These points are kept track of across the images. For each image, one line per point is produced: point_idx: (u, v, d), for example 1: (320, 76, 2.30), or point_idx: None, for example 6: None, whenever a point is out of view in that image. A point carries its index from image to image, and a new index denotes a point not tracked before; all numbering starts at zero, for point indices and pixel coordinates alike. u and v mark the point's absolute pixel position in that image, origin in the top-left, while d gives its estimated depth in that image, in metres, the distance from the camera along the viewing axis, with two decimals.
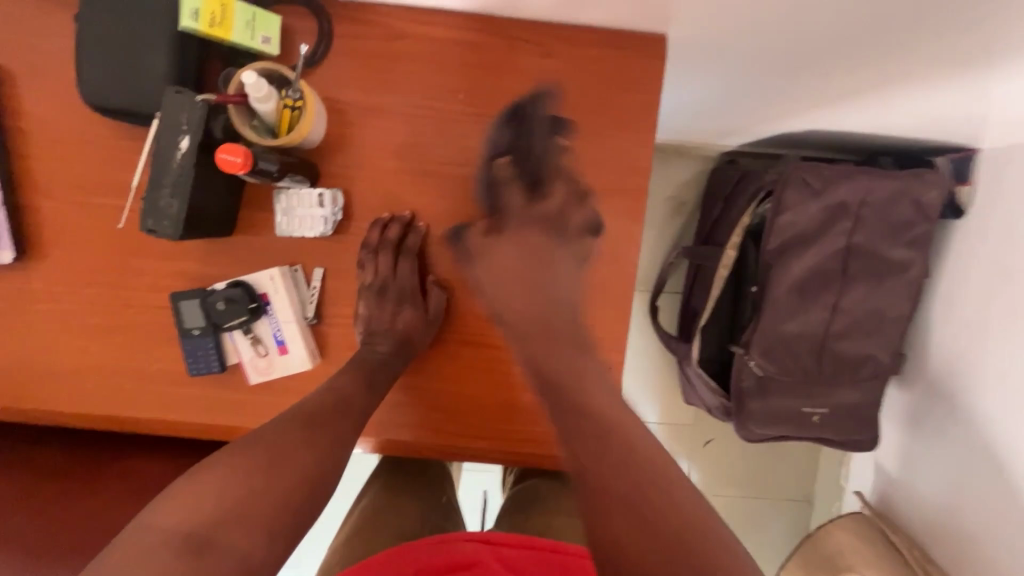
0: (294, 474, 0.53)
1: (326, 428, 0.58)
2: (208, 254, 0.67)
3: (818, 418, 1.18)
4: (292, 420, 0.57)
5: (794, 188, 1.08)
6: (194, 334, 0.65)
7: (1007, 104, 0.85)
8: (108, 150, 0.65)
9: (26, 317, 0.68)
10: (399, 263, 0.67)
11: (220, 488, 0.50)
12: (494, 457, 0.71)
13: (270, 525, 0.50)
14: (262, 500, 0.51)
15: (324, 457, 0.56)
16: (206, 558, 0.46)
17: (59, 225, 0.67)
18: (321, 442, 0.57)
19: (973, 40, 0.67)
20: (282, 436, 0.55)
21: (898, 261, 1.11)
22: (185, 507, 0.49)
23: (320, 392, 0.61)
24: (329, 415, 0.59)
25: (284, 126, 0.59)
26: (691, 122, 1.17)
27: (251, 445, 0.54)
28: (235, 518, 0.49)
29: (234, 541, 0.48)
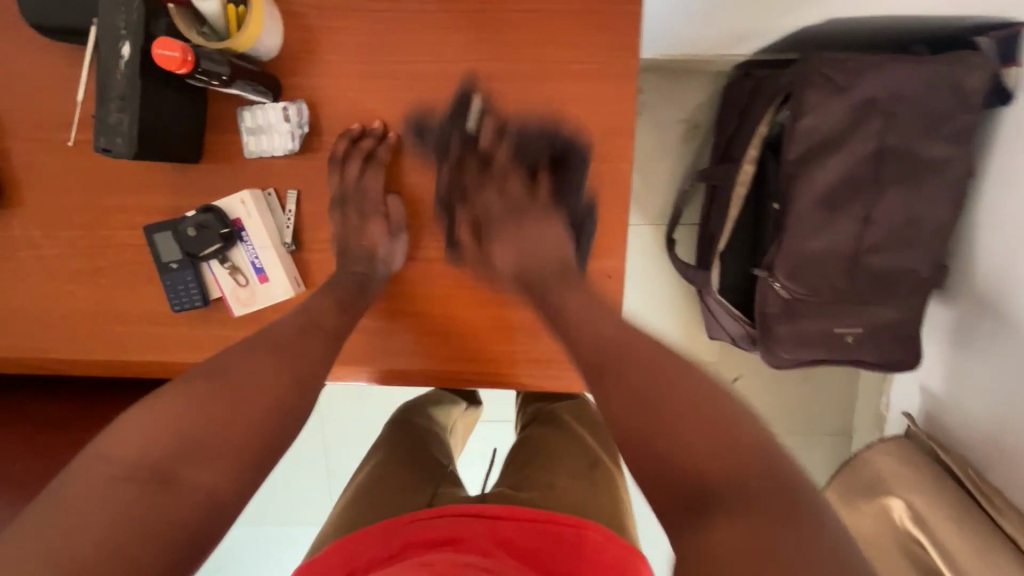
0: (255, 408, 0.54)
1: (296, 357, 0.58)
2: (179, 185, 0.64)
3: (852, 339, 1.11)
4: (261, 347, 0.58)
5: (815, 88, 0.98)
6: (173, 269, 0.63)
7: None
8: (64, 82, 0.62)
9: (11, 266, 0.67)
10: (367, 173, 0.62)
11: (178, 420, 0.51)
12: (491, 381, 0.67)
13: (232, 457, 0.51)
14: (221, 433, 0.51)
15: (287, 391, 0.56)
16: (171, 488, 0.47)
17: (30, 167, 0.65)
18: (290, 372, 0.57)
19: None
20: (241, 370, 0.56)
21: (936, 159, 1.01)
22: (141, 438, 0.49)
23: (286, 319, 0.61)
24: (299, 340, 0.59)
25: (233, 27, 0.54)
26: (696, 28, 1.07)
27: (211, 378, 0.55)
28: (195, 451, 0.50)
29: (195, 473, 0.49)
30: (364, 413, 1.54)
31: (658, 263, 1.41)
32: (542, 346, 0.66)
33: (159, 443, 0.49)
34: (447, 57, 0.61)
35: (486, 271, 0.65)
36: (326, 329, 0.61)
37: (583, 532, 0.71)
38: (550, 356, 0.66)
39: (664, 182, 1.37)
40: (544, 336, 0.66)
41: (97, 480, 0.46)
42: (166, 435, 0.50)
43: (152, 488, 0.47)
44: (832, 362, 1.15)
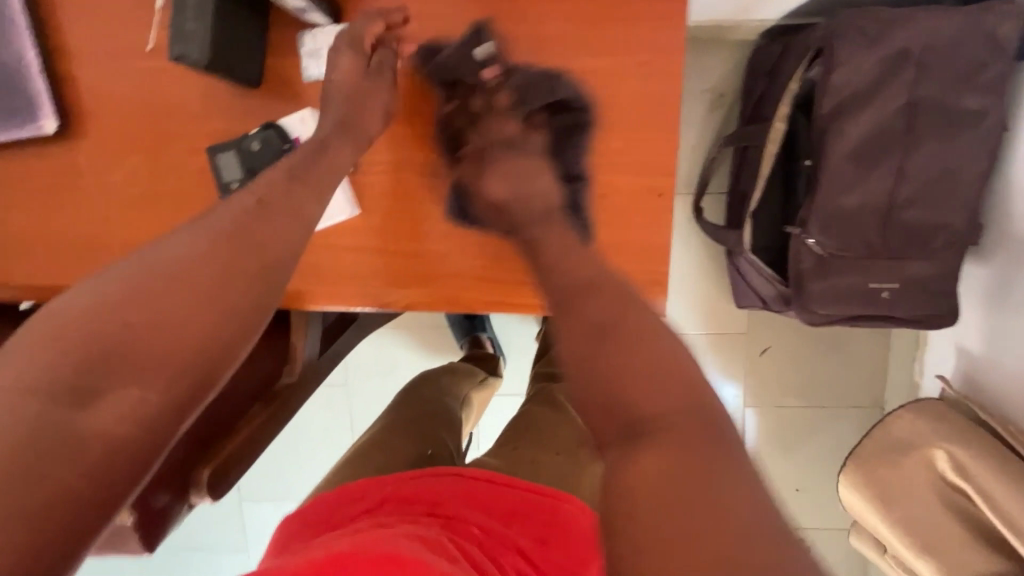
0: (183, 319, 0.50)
1: (217, 267, 0.53)
2: (239, 110, 0.66)
3: (887, 295, 1.10)
4: (182, 256, 0.52)
5: (848, 40, 0.99)
6: (234, 188, 0.65)
7: None
8: (134, 9, 0.65)
9: (73, 190, 0.69)
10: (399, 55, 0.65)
11: (94, 330, 0.47)
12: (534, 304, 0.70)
13: (162, 369, 0.49)
14: (149, 346, 0.49)
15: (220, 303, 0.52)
16: (92, 405, 0.45)
17: (95, 93, 0.67)
18: (205, 288, 0.52)
19: None
20: (164, 277, 0.51)
21: (971, 110, 1.01)
22: (57, 347, 0.46)
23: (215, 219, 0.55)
24: (226, 249, 0.54)
25: None
26: None
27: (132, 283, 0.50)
28: (118, 364, 0.47)
29: (122, 385, 0.47)
30: (388, 386, 1.55)
31: (685, 233, 1.42)
32: None
33: (77, 353, 0.47)
34: None
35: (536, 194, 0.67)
36: (261, 236, 0.55)
37: (561, 502, 0.73)
38: None
39: (690, 151, 1.38)
40: (592, 259, 0.68)
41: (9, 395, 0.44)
42: (84, 344, 0.47)
43: (77, 402, 0.45)
44: (866, 320, 1.14)
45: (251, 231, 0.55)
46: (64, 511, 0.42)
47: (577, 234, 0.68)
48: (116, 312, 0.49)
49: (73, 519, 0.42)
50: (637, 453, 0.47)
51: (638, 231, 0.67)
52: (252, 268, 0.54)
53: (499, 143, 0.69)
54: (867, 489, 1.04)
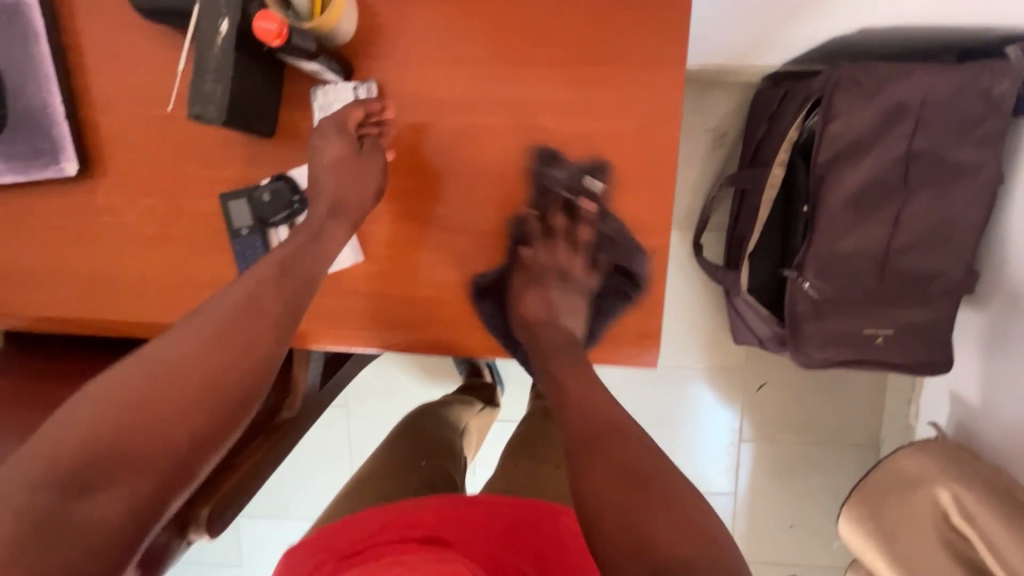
0: (178, 417, 0.53)
1: (226, 361, 0.57)
2: (252, 159, 0.69)
3: (882, 341, 1.11)
4: (199, 344, 0.57)
5: (845, 92, 1.02)
6: (243, 234, 0.68)
7: None
8: (156, 62, 0.68)
9: (91, 230, 0.72)
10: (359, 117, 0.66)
11: (93, 431, 0.50)
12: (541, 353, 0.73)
13: (154, 465, 0.51)
14: (143, 444, 0.51)
15: (211, 401, 0.55)
16: (95, 495, 0.48)
17: (116, 139, 0.70)
18: (216, 382, 0.56)
19: None
20: (156, 380, 0.54)
21: (967, 163, 1.02)
22: (64, 442, 0.49)
23: (209, 320, 0.59)
24: (231, 339, 0.58)
25: (317, 11, 0.61)
26: (728, 37, 1.12)
27: (126, 385, 0.53)
28: (113, 461, 0.50)
29: (115, 481, 0.49)
30: (388, 409, 1.56)
31: (685, 268, 1.44)
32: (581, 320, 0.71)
33: (75, 453, 0.49)
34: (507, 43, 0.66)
35: None
36: (253, 331, 0.59)
37: (561, 516, 0.72)
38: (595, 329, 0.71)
39: (692, 188, 1.41)
40: None
41: (11, 494, 0.46)
42: (78, 444, 0.49)
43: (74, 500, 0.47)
44: (861, 364, 1.15)
45: (240, 327, 0.58)
46: None
47: None
48: (111, 414, 0.51)
49: None
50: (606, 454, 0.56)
51: (632, 285, 0.69)
52: (243, 367, 0.57)
53: (551, 252, 0.73)
54: (866, 529, 1.01)
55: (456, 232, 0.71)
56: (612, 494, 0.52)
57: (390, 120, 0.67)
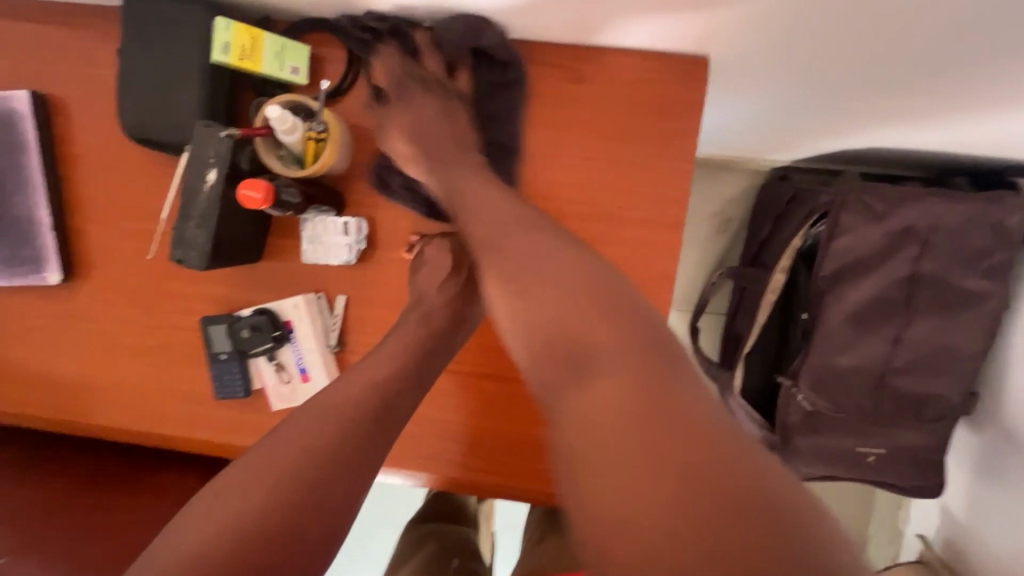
0: (290, 562, 0.41)
1: (353, 435, 0.49)
2: (237, 281, 0.68)
3: (873, 459, 1.09)
4: (322, 418, 0.49)
5: (851, 211, 0.99)
6: (222, 359, 0.66)
7: None
8: (148, 177, 0.67)
9: (71, 334, 0.71)
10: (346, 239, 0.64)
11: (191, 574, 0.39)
12: (534, 498, 0.68)
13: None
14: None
15: (330, 521, 0.44)
16: None
17: (103, 247, 0.69)
18: (342, 459, 0.47)
19: None
20: (255, 511, 0.42)
21: (970, 291, 1.00)
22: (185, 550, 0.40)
23: (316, 422, 0.48)
24: (357, 417, 0.50)
25: (309, 157, 0.58)
26: (738, 139, 1.09)
27: (215, 520, 0.42)
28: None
29: None
30: None
31: None
32: None
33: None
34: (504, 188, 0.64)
35: (518, 391, 0.67)
36: (361, 444, 0.49)
37: None
38: None
39: (693, 271, 1.39)
40: None
41: None
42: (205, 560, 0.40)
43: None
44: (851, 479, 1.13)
45: (350, 437, 0.48)
46: None
47: (555, 434, 0.67)
48: (208, 561, 0.40)
49: None
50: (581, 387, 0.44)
51: None
52: (351, 481, 0.46)
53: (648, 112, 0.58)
54: None
55: None
56: (597, 431, 0.42)
57: (378, 253, 0.66)
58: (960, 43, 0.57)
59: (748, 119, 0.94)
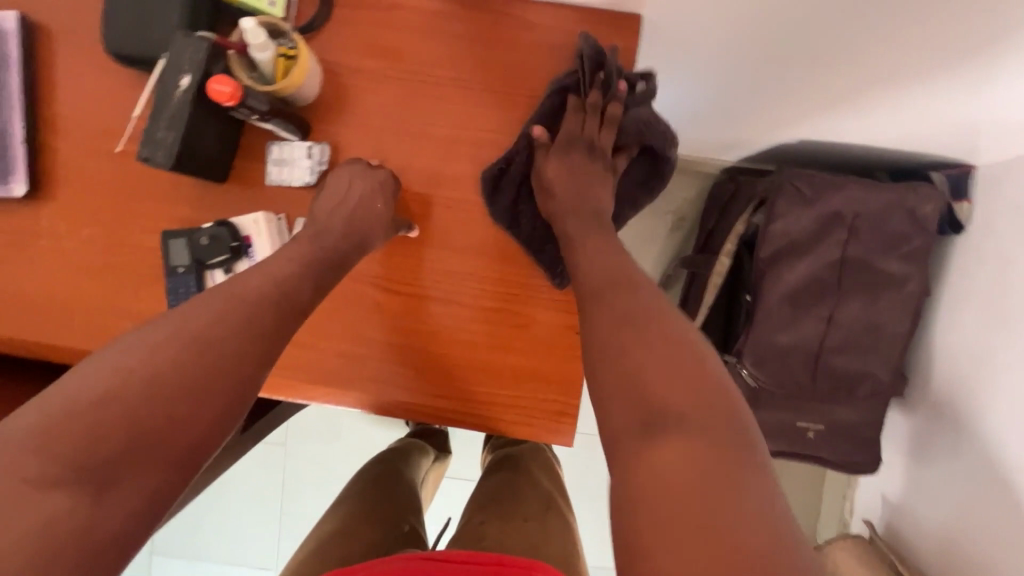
0: (205, 402, 0.48)
1: (265, 316, 0.55)
2: (200, 202, 0.71)
3: (814, 434, 1.14)
4: (234, 299, 0.54)
5: (786, 197, 1.09)
6: (179, 272, 0.68)
7: (1004, 110, 0.83)
8: (124, 100, 0.71)
9: (28, 250, 0.72)
10: (308, 161, 0.69)
11: (103, 409, 0.44)
12: (473, 423, 0.72)
13: (192, 427, 0.47)
14: (157, 432, 0.46)
15: (244, 381, 0.51)
16: (127, 455, 0.44)
17: (72, 165, 0.72)
18: (257, 334, 0.54)
19: (960, 24, 0.66)
20: (165, 362, 0.48)
21: (894, 273, 1.09)
22: (97, 389, 0.45)
23: (229, 302, 0.54)
24: (264, 306, 0.55)
25: (279, 74, 0.63)
26: (687, 132, 1.19)
27: (117, 369, 0.47)
28: (126, 453, 0.44)
29: (155, 437, 0.46)
30: (326, 453, 1.51)
31: None
32: (507, 393, 0.71)
33: (76, 445, 0.43)
34: (458, 123, 0.70)
35: (465, 316, 0.71)
36: (267, 329, 0.55)
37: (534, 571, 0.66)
38: (532, 406, 0.71)
39: (649, 265, 1.47)
40: (508, 385, 0.71)
41: (20, 460, 0.41)
42: (122, 398, 0.45)
43: (90, 495, 0.42)
44: (793, 455, 1.17)
45: (265, 313, 0.55)
46: (105, 550, 0.42)
47: (499, 358, 0.71)
48: (110, 399, 0.45)
49: (118, 554, 0.43)
50: (655, 438, 0.46)
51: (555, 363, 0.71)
52: (264, 352, 0.54)
53: (566, 139, 0.69)
54: None
55: (389, 292, 0.71)
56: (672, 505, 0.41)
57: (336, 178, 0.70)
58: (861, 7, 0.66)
59: (691, 105, 1.04)
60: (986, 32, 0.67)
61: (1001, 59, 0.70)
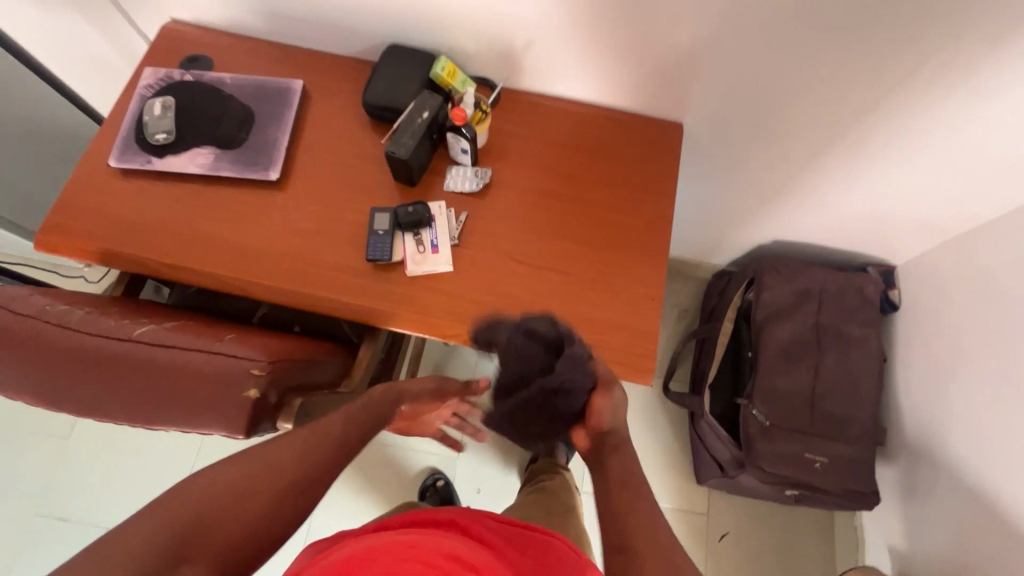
0: (269, 509, 0.68)
1: (326, 451, 0.77)
2: (395, 197, 1.03)
3: (820, 465, 1.34)
4: (311, 435, 0.78)
5: (769, 275, 1.48)
6: (379, 233, 0.98)
7: (907, 205, 1.28)
8: (353, 133, 1.08)
9: (262, 217, 1.01)
10: (477, 177, 1.05)
11: (203, 501, 0.65)
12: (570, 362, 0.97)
13: (255, 525, 0.66)
14: (231, 525, 0.65)
15: (298, 497, 0.71)
16: (209, 538, 0.63)
17: (307, 167, 1.05)
18: (317, 461, 0.75)
19: (867, 143, 1.14)
20: (250, 474, 0.69)
21: (856, 335, 1.44)
22: (206, 486, 0.66)
23: (304, 437, 0.77)
24: (330, 443, 0.78)
25: (476, 120, 1.02)
26: (692, 233, 1.62)
27: (221, 476, 0.68)
28: (207, 535, 0.63)
29: (228, 529, 0.65)
30: (359, 507, 1.57)
31: (653, 410, 1.68)
32: (602, 341, 0.97)
33: (179, 522, 0.62)
34: (572, 169, 1.09)
35: (575, 284, 1.00)
36: (324, 461, 0.76)
37: (554, 539, 0.81)
38: (619, 351, 0.96)
39: (661, 346, 1.77)
40: (604, 335, 0.97)
41: (142, 528, 0.60)
42: (217, 495, 0.66)
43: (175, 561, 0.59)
44: (806, 488, 1.35)
45: (328, 448, 0.77)
46: None
47: (597, 316, 0.98)
48: (208, 496, 0.65)
49: None
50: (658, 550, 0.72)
51: (637, 321, 0.98)
52: (318, 479, 0.74)
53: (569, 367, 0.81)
54: None
55: (520, 263, 1.01)
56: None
57: (489, 191, 1.05)
58: (807, 127, 1.13)
59: (695, 205, 1.49)
60: (883, 148, 1.14)
61: (900, 166, 1.17)
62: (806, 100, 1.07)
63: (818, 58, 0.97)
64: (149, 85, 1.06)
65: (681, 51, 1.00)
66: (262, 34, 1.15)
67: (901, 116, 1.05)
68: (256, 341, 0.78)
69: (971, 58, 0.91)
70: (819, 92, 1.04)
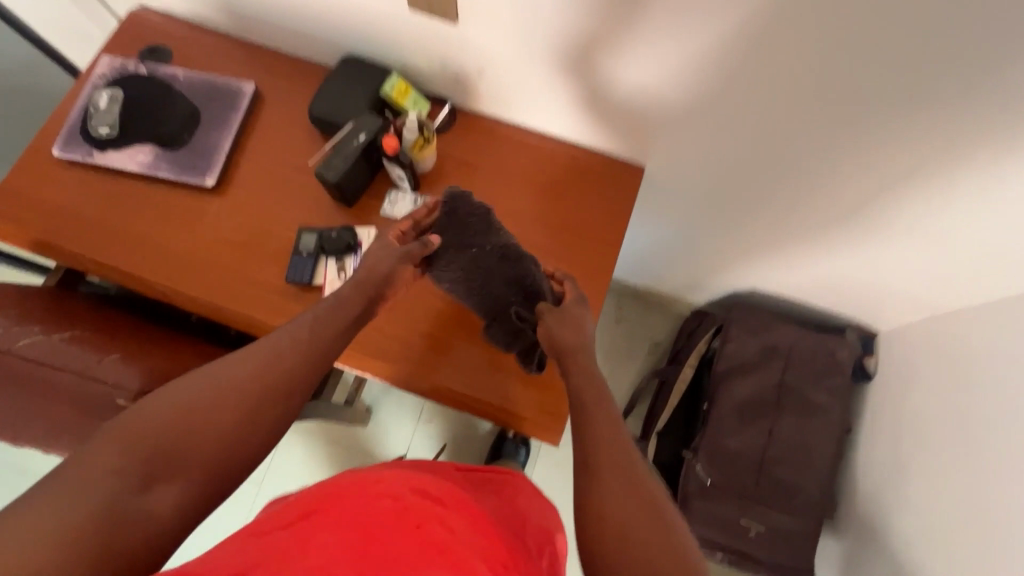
0: (229, 441, 0.62)
1: (294, 372, 0.68)
2: (329, 216, 1.01)
3: (754, 534, 1.30)
4: (275, 355, 0.68)
5: (737, 326, 1.41)
6: (302, 255, 0.96)
7: (888, 274, 1.18)
8: (298, 144, 1.05)
9: (194, 224, 1.00)
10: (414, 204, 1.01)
11: (153, 433, 0.58)
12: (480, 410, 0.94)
13: (214, 460, 0.61)
14: (194, 459, 0.60)
15: (260, 429, 0.64)
16: (170, 470, 0.58)
17: (247, 175, 1.03)
18: (280, 389, 0.67)
19: (842, 206, 1.05)
20: (208, 398, 0.62)
21: (820, 402, 1.35)
22: (157, 416, 0.59)
23: (268, 356, 0.68)
24: (297, 364, 0.69)
25: (416, 147, 0.98)
26: (667, 270, 1.55)
27: (177, 401, 0.61)
28: (165, 471, 0.58)
29: (181, 470, 0.59)
30: None
31: None
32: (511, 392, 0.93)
33: (134, 456, 0.56)
34: (517, 205, 1.04)
35: None
36: (286, 387, 0.68)
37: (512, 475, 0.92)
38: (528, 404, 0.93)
39: (625, 379, 1.72)
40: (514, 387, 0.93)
41: (96, 462, 0.55)
42: (169, 425, 0.59)
43: (136, 493, 0.55)
44: (735, 552, 1.32)
45: (298, 369, 0.69)
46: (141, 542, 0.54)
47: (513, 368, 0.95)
48: (164, 425, 0.59)
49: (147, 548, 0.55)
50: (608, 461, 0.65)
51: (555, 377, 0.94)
52: (283, 406, 0.67)
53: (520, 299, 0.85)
54: None
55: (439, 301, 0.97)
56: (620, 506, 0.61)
57: None
58: (776, 181, 1.05)
59: (667, 245, 1.41)
60: (858, 213, 1.04)
61: (877, 234, 1.08)
62: (775, 153, 0.98)
63: (787, 116, 0.89)
64: (103, 74, 1.06)
65: (637, 92, 0.93)
66: (225, 30, 1.13)
67: (879, 182, 0.95)
68: (143, 361, 0.77)
69: (955, 135, 0.81)
70: (786, 148, 0.95)
